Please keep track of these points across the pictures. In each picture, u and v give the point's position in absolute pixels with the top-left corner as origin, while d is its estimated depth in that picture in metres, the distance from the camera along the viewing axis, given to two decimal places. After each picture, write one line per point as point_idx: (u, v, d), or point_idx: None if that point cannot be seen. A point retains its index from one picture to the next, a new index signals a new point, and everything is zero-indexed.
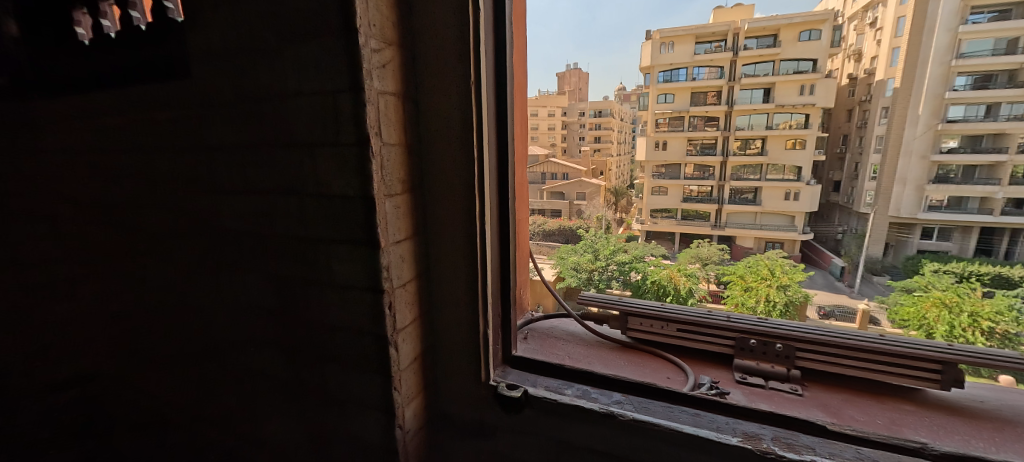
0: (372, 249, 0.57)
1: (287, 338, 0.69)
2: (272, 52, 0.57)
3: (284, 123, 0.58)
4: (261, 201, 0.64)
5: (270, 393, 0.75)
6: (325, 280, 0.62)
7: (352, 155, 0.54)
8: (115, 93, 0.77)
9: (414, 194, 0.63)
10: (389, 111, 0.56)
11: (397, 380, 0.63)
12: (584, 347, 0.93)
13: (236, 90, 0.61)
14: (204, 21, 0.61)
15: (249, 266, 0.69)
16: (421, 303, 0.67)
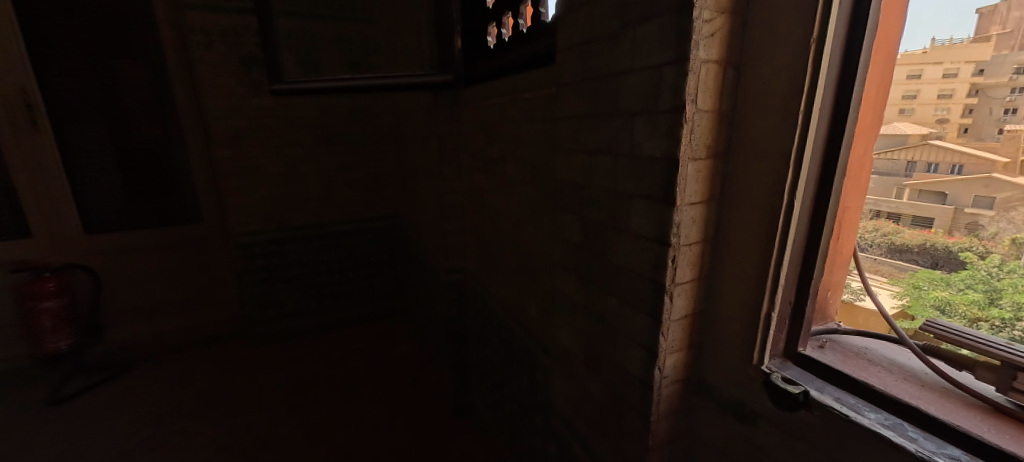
0: (667, 207, 0.59)
1: (584, 273, 0.82)
2: (613, 38, 0.64)
3: (614, 96, 0.66)
4: (585, 161, 0.76)
5: (568, 315, 0.91)
6: (622, 229, 0.69)
7: (666, 120, 0.57)
8: (537, 81, 1.14)
9: (717, 161, 0.61)
10: (709, 77, 0.55)
11: (665, 330, 0.65)
12: (917, 390, 0.54)
13: (579, 69, 0.75)
14: (568, 22, 0.75)
15: (569, 212, 0.85)
16: (703, 267, 0.65)
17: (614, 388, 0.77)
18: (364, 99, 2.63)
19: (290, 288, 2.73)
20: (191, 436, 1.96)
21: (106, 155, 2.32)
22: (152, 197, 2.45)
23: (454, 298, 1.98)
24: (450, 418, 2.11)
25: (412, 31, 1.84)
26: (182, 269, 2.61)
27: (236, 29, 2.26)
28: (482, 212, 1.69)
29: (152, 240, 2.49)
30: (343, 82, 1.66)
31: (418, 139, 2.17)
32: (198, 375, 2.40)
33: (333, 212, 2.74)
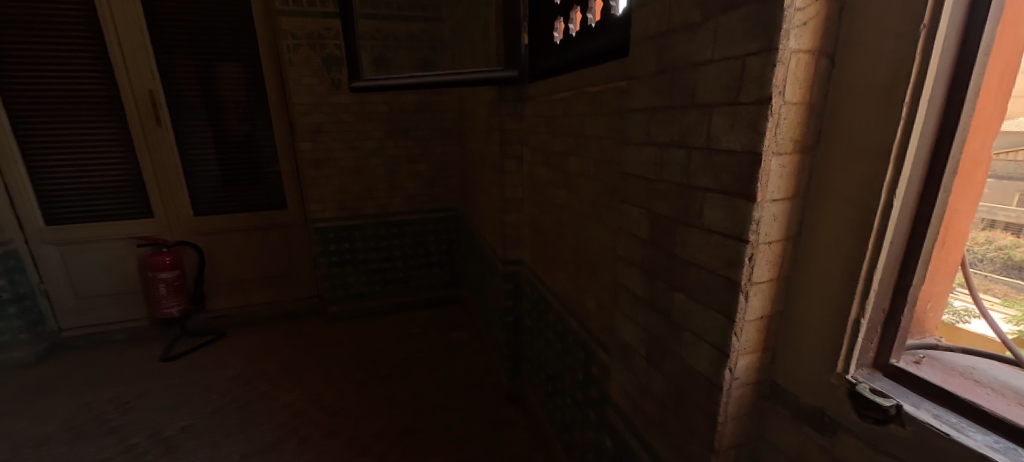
0: (746, 202, 0.57)
1: (649, 267, 0.81)
2: (693, 29, 0.62)
3: (691, 89, 0.64)
4: (655, 155, 0.74)
5: (630, 310, 0.90)
6: (692, 224, 0.67)
7: (749, 113, 0.55)
8: (606, 75, 1.13)
9: (805, 156, 0.57)
10: (799, 69, 0.52)
11: (738, 328, 0.62)
12: None
13: (652, 61, 0.73)
14: (642, 14, 0.74)
15: (635, 206, 0.84)
16: (783, 267, 0.62)
17: (677, 385, 0.76)
18: (431, 94, 2.74)
19: (357, 273, 2.91)
20: (272, 400, 2.17)
21: (210, 147, 2.61)
22: (245, 185, 2.72)
23: (509, 289, 2.03)
24: (503, 405, 2.15)
25: (483, 28, 1.88)
26: (268, 252, 2.87)
27: (318, 31, 2.44)
28: (542, 206, 1.70)
29: (245, 224, 2.76)
30: (417, 79, 1.74)
31: (481, 134, 2.22)
32: (278, 347, 2.64)
33: (399, 202, 2.87)
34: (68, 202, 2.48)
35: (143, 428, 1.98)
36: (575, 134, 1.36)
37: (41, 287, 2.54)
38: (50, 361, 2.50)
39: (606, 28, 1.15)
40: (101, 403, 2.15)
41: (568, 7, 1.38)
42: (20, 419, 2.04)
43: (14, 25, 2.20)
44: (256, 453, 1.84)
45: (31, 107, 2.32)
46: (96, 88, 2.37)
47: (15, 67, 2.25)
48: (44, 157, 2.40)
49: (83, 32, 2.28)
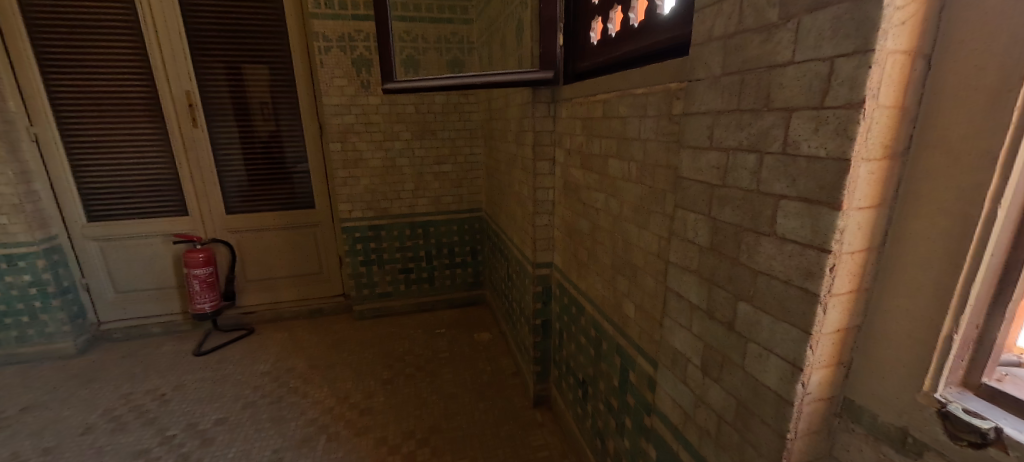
0: (829, 210, 0.55)
1: (707, 275, 0.79)
2: (770, 30, 0.60)
3: (766, 92, 0.62)
4: (719, 159, 0.72)
5: (681, 318, 0.88)
6: (764, 231, 0.64)
7: (838, 117, 0.52)
8: (655, 76, 1.11)
9: (894, 163, 0.54)
10: (894, 70, 0.50)
11: (815, 341, 0.60)
12: None
13: (717, 63, 0.71)
14: (706, 14, 0.72)
15: (690, 211, 0.82)
16: (865, 279, 0.59)
17: (739, 398, 0.74)
18: (458, 96, 2.74)
19: (383, 272, 2.94)
20: (302, 396, 2.20)
21: (244, 148, 2.68)
22: (277, 185, 2.78)
23: (538, 292, 2.01)
24: (530, 409, 2.13)
25: (516, 29, 1.86)
26: (297, 251, 2.92)
27: (350, 33, 2.48)
28: (576, 209, 1.68)
29: (276, 223, 2.82)
30: (451, 81, 1.75)
31: (510, 136, 2.21)
32: (306, 344, 2.68)
33: (425, 203, 2.88)
34: (110, 200, 2.57)
35: (179, 421, 2.03)
36: (615, 137, 1.34)
37: (83, 281, 2.65)
38: (91, 353, 2.59)
39: (652, 29, 1.13)
40: (139, 394, 2.21)
41: (607, 7, 1.36)
42: (64, 408, 2.12)
43: (64, 31, 2.31)
44: (287, 449, 1.87)
45: (79, 109, 2.42)
46: (139, 90, 2.46)
47: (65, 71, 2.36)
48: (90, 157, 2.50)
49: (126, 37, 2.37)
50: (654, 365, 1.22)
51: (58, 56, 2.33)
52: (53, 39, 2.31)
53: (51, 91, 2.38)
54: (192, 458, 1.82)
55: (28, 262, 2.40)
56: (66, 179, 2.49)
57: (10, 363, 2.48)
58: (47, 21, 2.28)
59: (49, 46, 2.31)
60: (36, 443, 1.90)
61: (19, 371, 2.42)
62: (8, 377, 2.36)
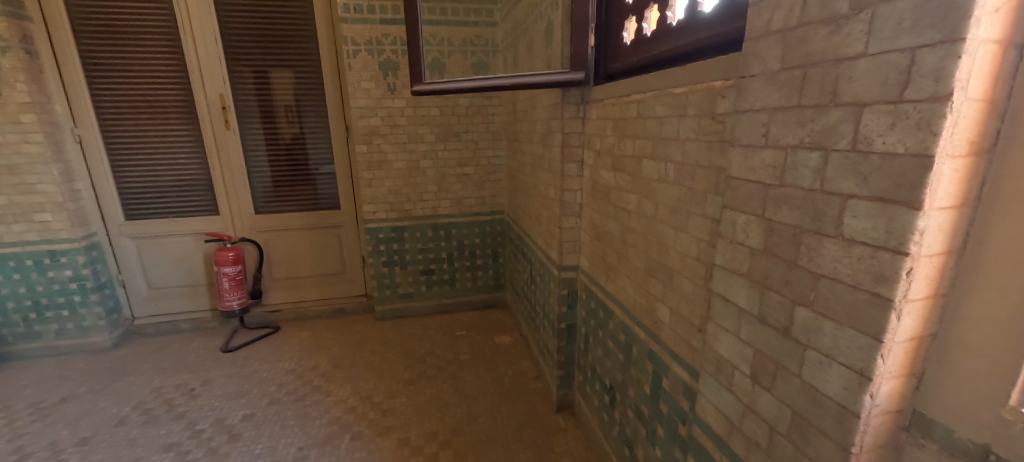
0: (906, 209, 0.52)
1: (759, 278, 0.75)
2: (838, 21, 0.57)
3: (833, 86, 0.59)
4: (775, 158, 0.69)
5: (726, 323, 0.85)
6: (828, 233, 0.61)
7: (920, 111, 0.49)
8: (698, 75, 1.08)
9: (978, 161, 0.51)
10: (986, 61, 0.47)
11: (887, 349, 0.56)
12: None
13: (773, 58, 0.68)
14: (763, 7, 0.69)
15: (739, 212, 0.79)
16: (942, 284, 0.56)
17: (795, 408, 0.70)
18: (482, 98, 2.74)
19: (405, 273, 2.95)
20: (326, 395, 2.22)
21: (272, 150, 2.73)
22: (303, 185, 2.82)
23: (563, 295, 1.99)
24: (553, 414, 2.10)
25: (544, 30, 1.83)
26: (322, 250, 2.96)
27: (377, 37, 2.51)
28: (605, 211, 1.65)
29: (302, 223, 2.87)
30: (480, 83, 1.75)
31: (536, 137, 2.20)
32: (330, 343, 2.71)
33: (448, 204, 2.89)
34: (146, 199, 2.66)
35: (207, 416, 2.07)
36: (650, 137, 1.31)
37: (118, 277, 2.73)
38: (124, 347, 2.67)
39: (692, 27, 1.10)
40: (170, 388, 2.27)
41: (643, 5, 1.33)
42: (99, 400, 2.19)
43: (107, 37, 2.40)
44: (311, 447, 1.88)
45: (119, 112, 2.52)
46: (174, 93, 2.54)
47: (106, 75, 2.46)
48: (128, 157, 2.59)
49: (163, 42, 2.45)
50: (690, 372, 1.18)
51: (100, 61, 2.43)
52: (96, 44, 2.40)
53: (93, 94, 2.48)
54: (220, 453, 1.85)
55: (68, 258, 2.49)
56: (105, 179, 2.59)
57: (49, 355, 2.57)
58: (90, 28, 2.37)
59: (92, 52, 2.41)
60: (72, 433, 1.96)
61: (58, 362, 2.52)
62: (47, 369, 2.45)
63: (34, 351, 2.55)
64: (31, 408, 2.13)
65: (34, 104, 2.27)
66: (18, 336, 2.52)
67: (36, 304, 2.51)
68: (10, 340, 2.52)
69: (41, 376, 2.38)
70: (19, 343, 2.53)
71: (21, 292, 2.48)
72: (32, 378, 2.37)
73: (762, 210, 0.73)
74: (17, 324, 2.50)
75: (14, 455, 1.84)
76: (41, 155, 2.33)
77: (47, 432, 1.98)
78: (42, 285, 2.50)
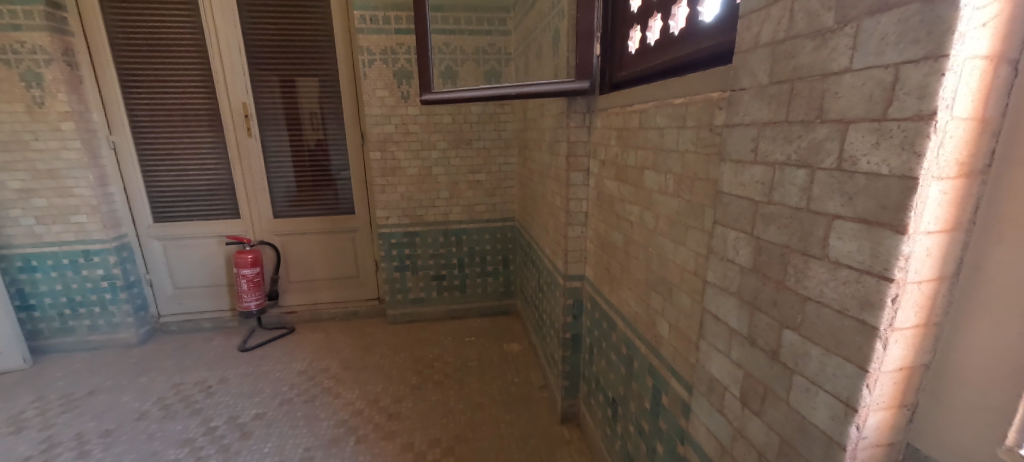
0: (891, 233, 0.49)
1: (748, 298, 0.73)
2: (825, 35, 0.55)
3: (819, 101, 0.57)
4: (764, 174, 0.67)
5: (717, 342, 0.82)
6: (814, 253, 0.59)
7: (904, 130, 0.47)
8: (697, 86, 1.06)
9: (971, 183, 0.49)
10: (973, 79, 0.45)
11: (873, 379, 0.53)
12: None
13: (761, 72, 0.66)
14: (753, 20, 0.68)
15: (729, 228, 0.76)
16: (934, 312, 0.53)
17: (783, 435, 0.67)
18: (495, 106, 2.74)
19: (416, 278, 2.97)
20: (334, 397, 2.24)
21: (294, 155, 2.79)
22: (322, 190, 2.87)
23: (568, 304, 1.96)
24: (557, 425, 2.07)
25: (552, 39, 1.82)
26: (336, 254, 2.99)
27: (391, 46, 2.54)
28: (609, 222, 1.63)
29: (318, 227, 2.91)
30: (489, 92, 1.75)
31: (545, 146, 2.19)
32: (342, 345, 2.74)
33: (459, 211, 2.89)
34: (174, 203, 2.74)
35: (222, 413, 2.11)
36: (651, 148, 1.29)
37: (147, 277, 2.82)
38: (149, 344, 2.74)
39: (693, 36, 1.08)
40: (187, 385, 2.32)
41: (647, 14, 1.31)
42: (122, 394, 2.25)
43: (141, 49, 2.49)
44: (318, 448, 1.90)
45: (150, 120, 2.61)
46: (201, 102, 2.61)
47: (140, 85, 2.55)
48: (157, 163, 2.67)
49: (193, 53, 2.54)
50: (688, 390, 1.15)
51: (134, 72, 2.53)
52: (131, 56, 2.50)
53: (128, 103, 2.57)
54: (231, 450, 1.88)
55: (100, 258, 2.58)
56: (137, 183, 2.68)
57: (81, 349, 2.67)
58: (126, 41, 2.47)
59: (127, 63, 2.51)
60: (97, 425, 2.02)
61: (88, 357, 2.60)
62: (78, 362, 2.54)
63: (68, 345, 2.65)
64: (61, 399, 2.20)
65: (73, 113, 2.37)
66: (53, 331, 2.63)
67: (70, 301, 2.61)
68: (47, 334, 2.63)
69: (71, 369, 2.46)
70: (54, 337, 2.64)
71: (57, 290, 2.58)
72: (63, 371, 2.45)
73: (753, 227, 0.71)
74: (53, 319, 2.61)
75: (43, 444, 1.91)
76: (79, 160, 2.42)
77: (73, 423, 2.04)
78: (76, 282, 2.59)
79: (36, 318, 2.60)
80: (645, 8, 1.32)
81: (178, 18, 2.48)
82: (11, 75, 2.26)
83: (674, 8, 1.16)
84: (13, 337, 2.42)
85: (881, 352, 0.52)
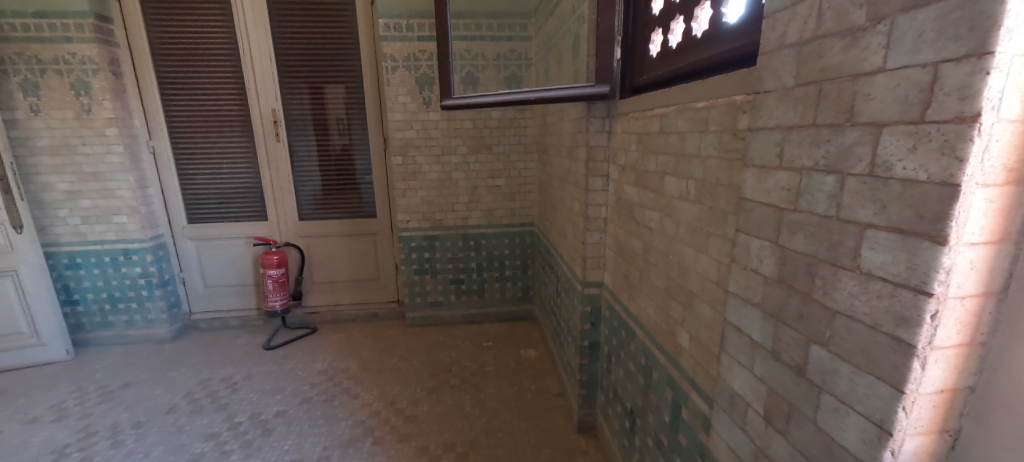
0: (929, 244, 0.46)
1: (773, 311, 0.69)
2: (855, 34, 0.52)
3: (849, 103, 0.54)
4: (790, 180, 0.64)
5: (738, 355, 0.78)
6: (844, 265, 0.56)
7: (944, 133, 0.44)
8: (719, 89, 1.03)
9: (1020, 191, 0.45)
10: (1022, 78, 0.42)
11: (910, 401, 0.50)
12: None
13: (787, 74, 0.63)
14: (778, 19, 0.65)
15: (752, 236, 0.73)
16: (980, 330, 0.49)
17: (809, 456, 0.64)
18: (515, 111, 2.74)
19: (436, 282, 2.98)
20: (352, 397, 2.25)
21: (321, 160, 2.84)
22: (346, 194, 2.91)
23: (586, 312, 1.93)
24: (573, 434, 2.03)
25: (571, 44, 1.80)
26: (357, 257, 3.03)
27: (413, 53, 2.57)
28: (629, 228, 1.59)
29: (341, 229, 2.95)
30: (509, 97, 1.74)
31: (564, 151, 2.16)
32: (361, 346, 2.76)
33: (478, 216, 2.89)
34: (207, 206, 2.83)
35: (246, 409, 2.15)
36: (672, 153, 1.25)
37: (181, 274, 2.91)
38: (181, 340, 2.82)
39: (716, 39, 1.04)
40: (215, 381, 2.38)
41: (669, 17, 1.28)
42: (154, 387, 2.32)
43: (180, 58, 2.59)
44: (335, 447, 1.91)
45: (186, 126, 2.70)
46: (235, 109, 2.69)
47: (178, 93, 2.65)
48: (193, 167, 2.77)
49: (228, 63, 2.62)
50: (709, 404, 1.11)
51: (173, 81, 2.63)
52: (170, 66, 2.60)
53: (167, 110, 2.67)
54: (253, 446, 1.91)
55: (139, 257, 2.68)
56: (174, 186, 2.77)
57: (118, 343, 2.76)
58: (166, 51, 2.58)
59: (167, 72, 2.61)
60: (130, 416, 2.09)
61: (125, 350, 2.69)
62: (115, 355, 2.63)
63: (107, 339, 2.75)
64: (99, 390, 2.29)
65: (117, 120, 2.48)
66: (95, 325, 2.74)
67: (110, 296, 2.72)
68: (89, 327, 2.74)
69: (109, 362, 2.55)
70: (95, 331, 2.75)
71: (99, 286, 2.70)
72: (102, 363, 2.54)
73: (779, 235, 0.67)
74: (94, 313, 2.72)
75: (80, 433, 1.98)
76: (121, 164, 2.53)
77: (109, 414, 2.11)
78: (117, 279, 2.70)
79: (79, 312, 2.71)
80: (667, 10, 1.29)
81: (215, 28, 2.57)
82: (63, 85, 2.39)
83: (696, 10, 1.13)
84: (58, 330, 2.53)
85: (919, 372, 0.48)
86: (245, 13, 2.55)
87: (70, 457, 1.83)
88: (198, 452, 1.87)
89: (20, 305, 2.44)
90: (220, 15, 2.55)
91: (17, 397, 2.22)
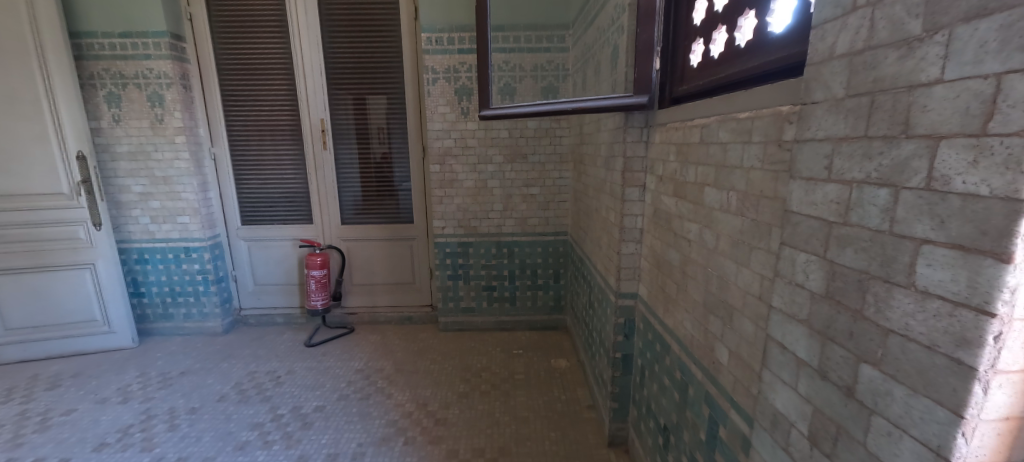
0: (992, 261, 0.44)
1: (820, 327, 0.67)
2: (911, 44, 0.51)
3: (904, 115, 0.52)
4: (839, 193, 0.62)
5: (782, 373, 0.76)
6: (899, 282, 0.54)
7: (1009, 146, 0.43)
8: (764, 100, 1.01)
9: None
10: None
11: (971, 427, 0.47)
12: None
13: (836, 87, 0.62)
14: (827, 30, 0.63)
15: (798, 250, 0.71)
16: None
17: None
18: (550, 121, 2.76)
19: (469, 288, 3.02)
20: (387, 397, 2.31)
21: (363, 167, 2.96)
22: (386, 200, 3.01)
23: (619, 323, 1.91)
24: (603, 448, 2.00)
25: (610, 54, 1.80)
26: (394, 261, 3.11)
27: (454, 65, 2.64)
28: (666, 239, 1.57)
29: (381, 234, 3.05)
30: (547, 106, 1.76)
31: (600, 160, 2.16)
32: (396, 348, 2.83)
33: (513, 223, 2.91)
34: (259, 209, 2.99)
35: (288, 402, 2.24)
36: (714, 164, 1.23)
37: (233, 273, 3.08)
38: (232, 334, 2.98)
39: (761, 49, 1.03)
40: (260, 374, 2.49)
41: (711, 26, 1.27)
42: (207, 377, 2.46)
43: (241, 71, 2.77)
44: (369, 445, 1.96)
45: (244, 134, 2.88)
46: (288, 119, 2.85)
47: (238, 104, 2.83)
48: (248, 172, 2.94)
49: (284, 76, 2.78)
50: (749, 424, 1.07)
51: (235, 92, 2.81)
52: (233, 79, 2.79)
53: (228, 120, 2.86)
54: (294, 438, 1.99)
55: (198, 255, 2.85)
56: (231, 190, 2.96)
57: (178, 334, 2.96)
58: (230, 66, 2.76)
59: (229, 84, 2.80)
60: (185, 403, 2.22)
61: (183, 341, 2.87)
62: (174, 345, 2.81)
63: (167, 329, 2.95)
64: (159, 377, 2.45)
65: (185, 128, 2.68)
66: (157, 316, 2.94)
67: (172, 290, 2.91)
68: (152, 318, 2.94)
69: (168, 351, 2.73)
70: (158, 321, 2.95)
71: (162, 280, 2.89)
72: (162, 352, 2.72)
73: (828, 247, 0.65)
74: (157, 305, 2.92)
75: (142, 415, 2.12)
76: (186, 169, 2.72)
77: (167, 399, 2.25)
78: (178, 274, 2.89)
79: (145, 303, 2.92)
80: (709, 19, 1.28)
81: (274, 45, 2.74)
82: (141, 96, 2.61)
83: (740, 19, 1.12)
84: (125, 320, 2.73)
85: (981, 398, 0.46)
86: (300, 30, 2.71)
87: (133, 437, 1.97)
88: (245, 440, 1.96)
89: (96, 295, 2.64)
90: (278, 33, 2.72)
91: (89, 379, 2.41)
